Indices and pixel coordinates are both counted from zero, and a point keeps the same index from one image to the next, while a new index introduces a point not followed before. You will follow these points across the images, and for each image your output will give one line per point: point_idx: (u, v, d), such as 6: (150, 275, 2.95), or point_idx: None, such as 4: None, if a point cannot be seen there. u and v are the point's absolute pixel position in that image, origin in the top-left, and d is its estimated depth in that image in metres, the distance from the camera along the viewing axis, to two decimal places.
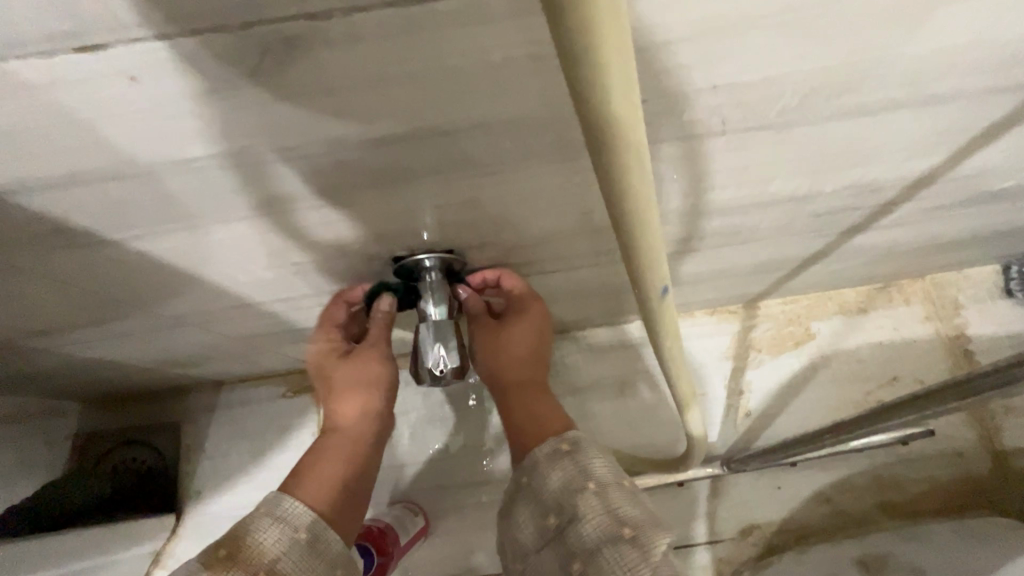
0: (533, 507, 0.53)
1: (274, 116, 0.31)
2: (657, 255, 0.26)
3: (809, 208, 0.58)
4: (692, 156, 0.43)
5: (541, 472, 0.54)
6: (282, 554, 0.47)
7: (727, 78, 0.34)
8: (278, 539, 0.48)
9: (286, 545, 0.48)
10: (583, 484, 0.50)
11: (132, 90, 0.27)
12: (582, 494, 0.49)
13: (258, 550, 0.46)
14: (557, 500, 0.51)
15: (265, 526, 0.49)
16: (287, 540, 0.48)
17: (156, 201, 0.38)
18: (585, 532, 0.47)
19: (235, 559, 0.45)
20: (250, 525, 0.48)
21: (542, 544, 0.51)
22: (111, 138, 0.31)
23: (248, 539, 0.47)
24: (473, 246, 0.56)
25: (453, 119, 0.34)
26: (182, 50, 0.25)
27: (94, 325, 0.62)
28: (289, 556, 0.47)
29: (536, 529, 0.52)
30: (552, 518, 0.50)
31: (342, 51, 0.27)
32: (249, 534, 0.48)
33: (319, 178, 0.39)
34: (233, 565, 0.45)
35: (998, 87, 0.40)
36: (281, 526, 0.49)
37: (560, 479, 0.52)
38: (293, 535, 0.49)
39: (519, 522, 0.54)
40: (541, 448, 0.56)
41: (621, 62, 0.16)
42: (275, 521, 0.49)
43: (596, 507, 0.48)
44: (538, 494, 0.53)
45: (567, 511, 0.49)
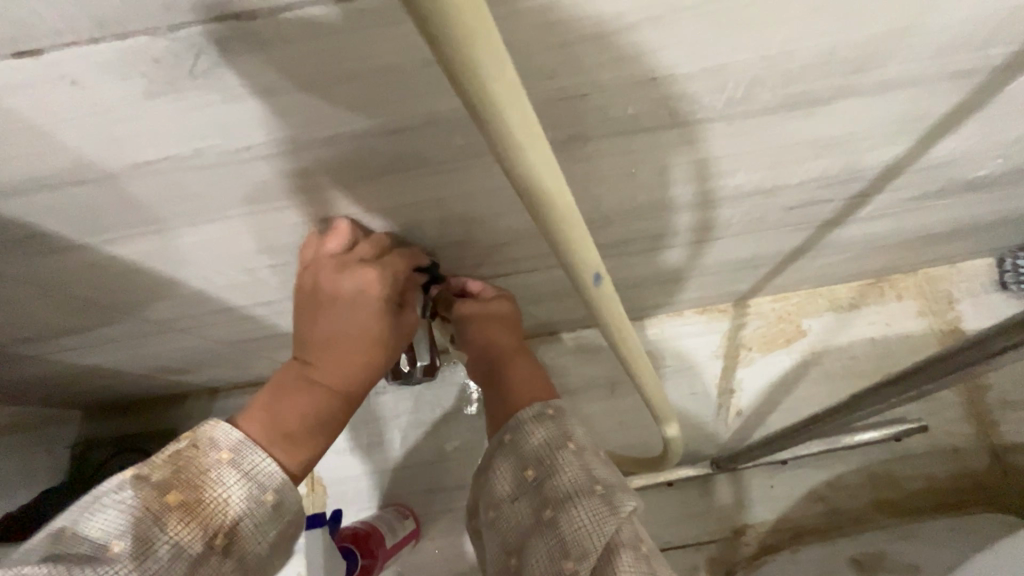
0: (511, 460, 0.53)
1: (220, 118, 0.32)
2: (583, 246, 0.27)
3: (781, 200, 0.57)
4: (649, 149, 0.44)
5: (524, 429, 0.53)
6: (243, 515, 0.44)
7: (667, 70, 0.35)
8: (241, 496, 0.44)
9: (249, 505, 0.44)
10: (563, 443, 0.51)
11: (78, 95, 0.28)
12: (563, 451, 0.50)
13: (218, 507, 0.42)
14: (537, 455, 0.51)
15: (228, 480, 0.43)
16: (250, 501, 0.44)
17: (122, 205, 0.39)
18: (562, 482, 0.48)
19: (189, 513, 0.41)
20: (211, 473, 0.43)
21: (518, 494, 0.51)
22: (64, 142, 0.32)
23: (207, 493, 0.42)
24: (444, 246, 0.57)
25: (397, 117, 0.35)
26: (116, 54, 0.26)
27: (81, 332, 0.64)
28: (251, 519, 0.44)
29: (512, 480, 0.52)
30: (530, 470, 0.51)
31: (275, 53, 0.28)
32: (208, 485, 0.43)
33: (278, 178, 0.40)
34: (189, 521, 0.41)
35: (949, 72, 0.40)
36: (248, 483, 0.44)
37: (542, 436, 0.52)
38: (257, 498, 0.45)
39: (496, 474, 0.53)
40: (525, 410, 0.55)
41: (497, 66, 0.17)
42: (241, 477, 0.44)
43: (574, 464, 0.49)
44: (518, 448, 0.53)
45: (546, 465, 0.50)
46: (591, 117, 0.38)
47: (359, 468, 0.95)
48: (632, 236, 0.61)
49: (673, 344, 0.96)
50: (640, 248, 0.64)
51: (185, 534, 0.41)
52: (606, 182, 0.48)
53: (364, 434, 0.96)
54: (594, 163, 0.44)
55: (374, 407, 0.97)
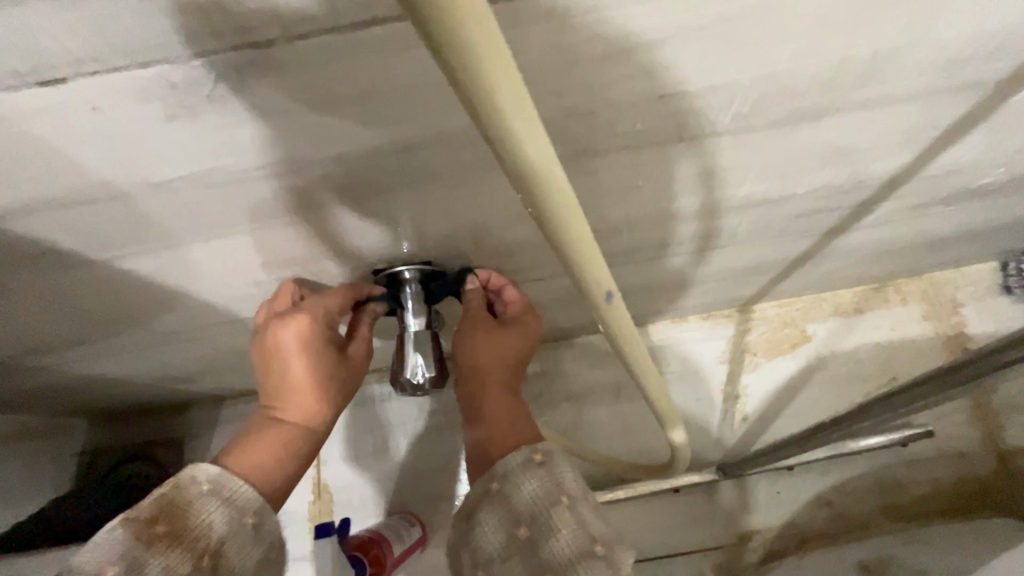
0: (501, 515, 0.52)
1: (235, 139, 0.32)
2: (594, 264, 0.28)
3: (786, 209, 0.58)
4: (656, 162, 0.44)
5: (513, 481, 0.53)
6: (228, 537, 0.45)
7: (674, 88, 0.35)
8: (224, 520, 0.46)
9: (233, 529, 0.46)
10: (556, 498, 0.51)
11: (98, 119, 0.29)
12: (556, 507, 0.50)
13: (202, 532, 0.44)
14: (531, 511, 0.51)
15: (210, 506, 0.46)
16: (234, 524, 0.46)
17: (135, 222, 0.40)
18: (558, 545, 0.48)
19: (176, 539, 0.43)
20: (194, 501, 0.45)
21: (509, 551, 0.50)
22: (82, 164, 0.32)
23: (192, 519, 0.44)
24: (452, 257, 0.57)
25: (409, 135, 0.35)
26: (136, 81, 0.27)
27: (91, 343, 0.64)
28: (235, 542, 0.46)
29: (502, 536, 0.51)
30: (523, 528, 0.50)
31: (290, 76, 0.28)
32: (192, 512, 0.45)
33: (288, 194, 0.40)
34: (175, 547, 0.42)
35: (953, 86, 0.41)
36: (229, 508, 0.46)
37: (534, 490, 0.52)
38: (240, 520, 0.47)
39: (484, 527, 0.53)
40: (513, 455, 0.55)
41: (515, 96, 0.18)
42: (223, 502, 0.46)
43: (570, 522, 0.49)
44: (509, 502, 0.52)
45: (540, 522, 0.50)
46: (598, 133, 0.38)
47: (365, 476, 0.95)
48: (637, 245, 0.61)
49: (677, 350, 0.96)
50: (645, 257, 0.65)
51: (173, 557, 0.42)
52: (614, 194, 0.48)
53: (370, 441, 0.96)
54: (600, 177, 0.45)
55: (379, 414, 0.97)
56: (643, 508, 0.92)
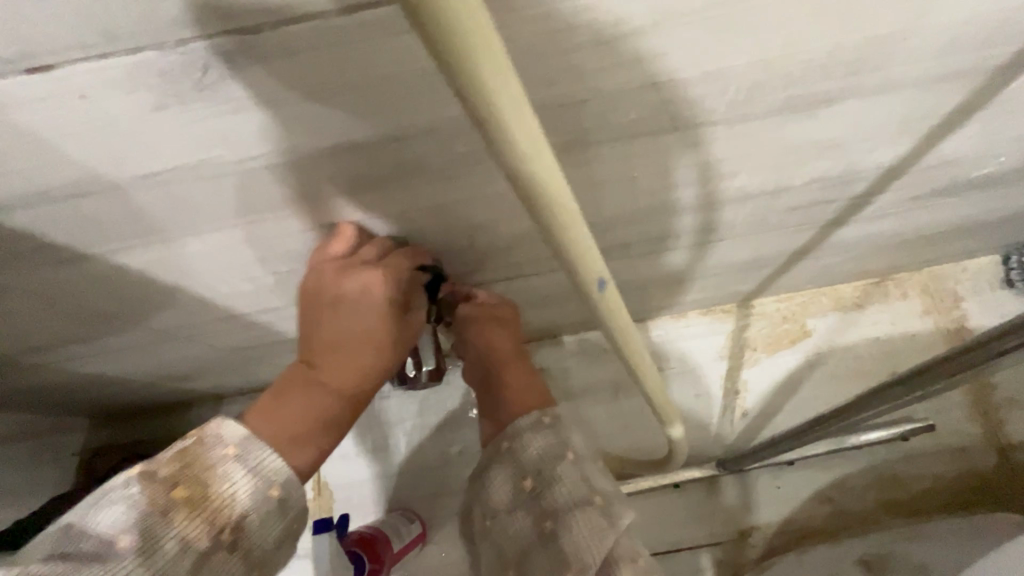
0: (509, 470, 0.54)
1: (227, 129, 0.32)
2: (586, 250, 0.28)
3: (784, 201, 0.57)
4: (651, 152, 0.44)
5: (521, 439, 0.55)
6: (250, 509, 0.43)
7: (670, 75, 0.35)
8: (248, 492, 0.43)
9: (256, 500, 0.43)
10: (560, 453, 0.53)
11: (87, 108, 0.29)
12: (561, 462, 0.52)
13: (224, 502, 0.42)
14: (536, 465, 0.52)
15: (234, 475, 0.43)
16: (258, 496, 0.43)
17: (128, 215, 0.40)
18: (560, 494, 0.50)
19: (196, 507, 0.41)
20: (217, 468, 0.42)
21: (515, 504, 0.52)
22: (73, 155, 0.32)
23: (214, 488, 0.42)
24: (449, 251, 0.57)
25: (401, 126, 0.35)
26: (126, 68, 0.27)
27: (89, 340, 0.64)
28: (258, 515, 0.43)
29: (510, 488, 0.53)
30: (528, 481, 0.52)
31: (281, 64, 0.28)
32: (214, 480, 0.42)
33: (281, 187, 0.40)
34: (194, 516, 0.40)
35: (950, 73, 0.40)
36: (255, 478, 0.44)
37: (540, 447, 0.53)
38: (265, 492, 0.44)
39: (493, 481, 0.55)
40: (521, 418, 0.57)
41: (504, 81, 0.18)
42: (248, 472, 0.44)
43: (572, 475, 0.51)
44: (516, 458, 0.54)
45: (545, 475, 0.52)
46: (592, 122, 0.38)
47: (365, 473, 0.95)
48: (634, 239, 0.61)
49: (676, 346, 0.96)
50: (643, 250, 0.64)
51: (191, 529, 0.40)
52: (610, 186, 0.48)
53: (369, 439, 0.96)
54: (596, 168, 0.45)
55: (379, 412, 0.97)
56: (644, 504, 0.92)
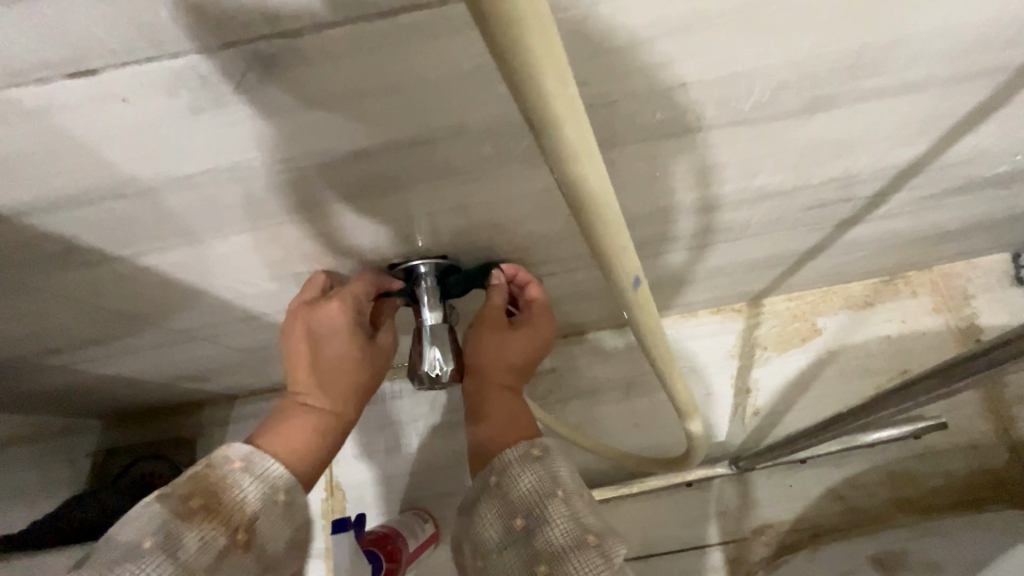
0: (499, 507, 0.53)
1: (260, 132, 0.33)
2: (624, 248, 0.28)
3: (800, 201, 0.58)
4: (674, 152, 0.44)
5: (511, 474, 0.54)
6: (261, 513, 0.46)
7: (696, 77, 0.35)
8: (257, 496, 0.47)
9: (265, 504, 0.47)
10: (551, 490, 0.51)
11: (125, 112, 0.29)
12: (552, 499, 0.50)
13: (237, 506, 0.45)
14: (527, 503, 0.51)
15: (244, 482, 0.47)
16: (266, 501, 0.47)
17: (157, 217, 0.40)
18: (553, 536, 0.48)
19: (212, 512, 0.44)
20: (228, 478, 0.47)
21: (505, 543, 0.51)
22: (109, 159, 0.33)
23: (227, 494, 0.46)
24: (467, 251, 0.57)
25: (432, 128, 0.35)
26: (168, 73, 0.27)
27: (107, 341, 0.64)
28: (267, 517, 0.47)
29: (500, 528, 0.52)
30: (519, 519, 0.51)
31: (318, 68, 0.29)
32: (226, 488, 0.46)
33: (309, 189, 0.40)
34: (211, 519, 0.43)
35: (972, 72, 0.41)
36: (262, 484, 0.48)
37: (529, 483, 0.52)
38: (272, 497, 0.48)
39: (483, 520, 0.53)
40: (510, 450, 0.55)
41: (559, 78, 0.18)
42: (256, 479, 0.48)
43: (564, 514, 0.50)
44: (506, 495, 0.53)
45: (536, 514, 0.50)
46: (617, 123, 0.38)
47: (377, 473, 0.96)
48: (650, 239, 0.61)
49: (687, 345, 0.96)
50: (657, 250, 0.65)
51: (210, 530, 0.43)
52: (630, 186, 0.48)
53: (382, 439, 0.96)
54: (618, 168, 0.45)
55: (391, 412, 0.97)
56: (656, 503, 0.92)
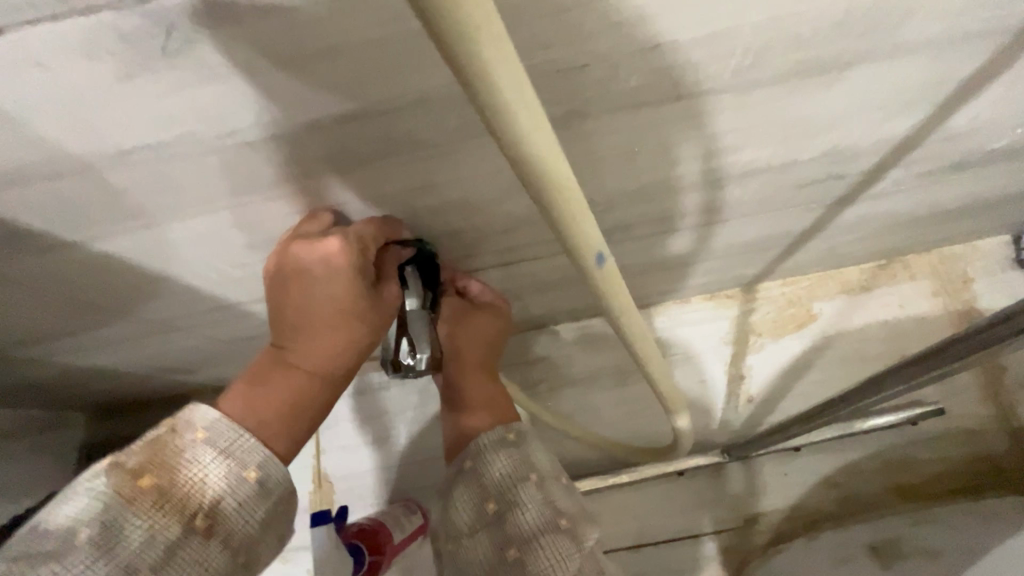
0: (472, 491, 0.51)
1: (198, 102, 0.30)
2: (584, 220, 0.26)
3: (791, 178, 0.55)
4: (654, 124, 0.42)
5: (486, 458, 0.52)
6: (223, 495, 0.41)
7: (671, 37, 0.33)
8: (220, 476, 0.41)
9: (230, 484, 0.41)
10: (525, 474, 0.50)
11: (46, 78, 0.27)
12: (524, 484, 0.49)
13: (193, 488, 0.40)
14: (499, 486, 0.50)
15: (203, 460, 0.41)
16: (230, 480, 0.41)
17: (105, 198, 0.38)
18: (524, 519, 0.47)
19: (162, 496, 0.39)
20: (186, 453, 0.41)
21: (476, 527, 0.49)
22: (39, 133, 0.31)
23: (181, 475, 0.40)
24: (444, 234, 0.55)
25: (389, 96, 0.33)
26: (84, 32, 0.25)
27: (77, 332, 0.63)
28: (232, 498, 0.41)
29: (471, 513, 0.50)
30: (491, 503, 0.49)
31: (252, 26, 0.26)
32: (180, 465, 0.40)
33: (264, 167, 0.38)
34: (162, 504, 0.39)
35: (969, 33, 0.38)
36: (225, 462, 0.41)
37: (503, 467, 0.51)
38: (238, 475, 0.42)
39: (457, 505, 0.52)
40: (486, 434, 0.54)
41: (486, 23, 0.16)
42: (218, 456, 0.41)
43: (536, 498, 0.48)
44: (479, 479, 0.51)
45: (508, 498, 0.48)
46: (591, 89, 0.36)
47: (366, 465, 0.94)
48: (636, 220, 0.59)
49: (680, 332, 0.94)
50: (644, 232, 0.62)
51: (157, 518, 0.38)
52: (610, 162, 0.46)
53: (370, 430, 0.95)
54: (596, 141, 0.42)
55: (378, 403, 0.95)
56: (648, 492, 0.91)
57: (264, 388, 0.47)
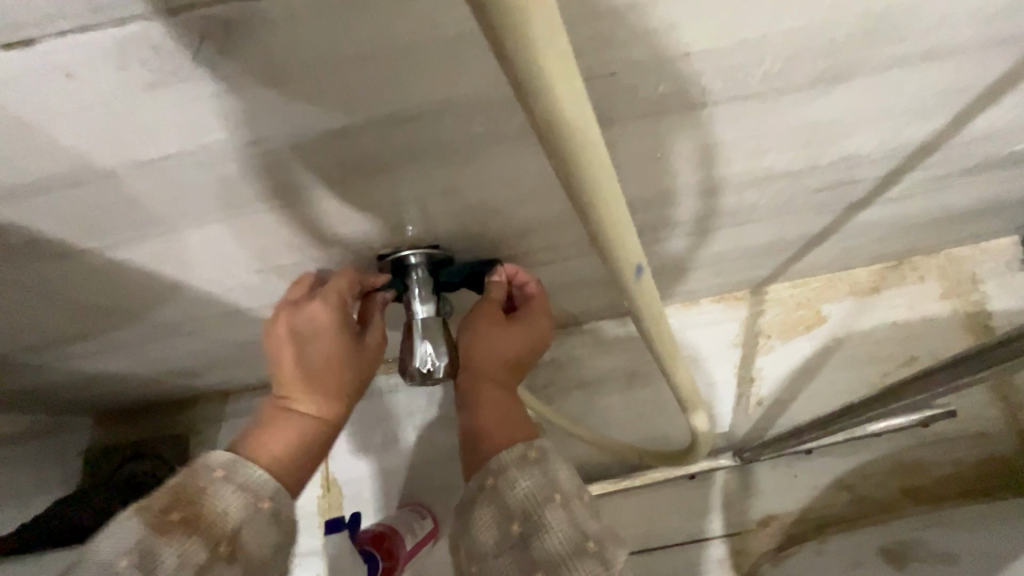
0: (494, 511, 0.50)
1: (224, 110, 0.30)
2: (626, 229, 0.25)
3: (807, 182, 0.55)
4: (678, 130, 0.41)
5: (509, 477, 0.51)
6: (245, 522, 0.43)
7: (700, 46, 0.32)
8: (241, 506, 0.44)
9: (250, 512, 0.44)
10: (550, 495, 0.49)
11: (73, 87, 0.26)
12: (550, 505, 0.48)
13: (218, 516, 0.42)
14: (524, 507, 0.49)
15: (225, 491, 0.44)
16: (249, 508, 0.44)
17: (124, 206, 0.37)
18: (551, 543, 0.46)
19: (191, 525, 0.41)
20: (208, 487, 0.43)
21: (501, 549, 0.49)
22: (62, 142, 0.30)
23: (207, 505, 0.42)
24: (460, 239, 0.54)
25: (417, 103, 0.32)
26: (112, 42, 0.24)
27: (87, 338, 0.62)
28: (253, 525, 0.44)
29: (495, 533, 0.49)
30: (516, 525, 0.48)
31: (287, 33, 0.26)
32: (206, 497, 0.43)
33: (286, 174, 0.38)
34: (192, 532, 0.40)
35: (997, 39, 0.38)
36: (245, 492, 0.44)
37: (527, 487, 0.50)
38: (256, 504, 0.45)
39: (477, 523, 0.51)
40: (507, 451, 0.53)
41: (549, 23, 0.16)
42: (237, 488, 0.44)
43: (563, 520, 0.48)
44: (502, 499, 0.50)
45: (533, 520, 0.48)
46: (616, 96, 0.36)
47: (375, 469, 0.94)
48: (650, 224, 0.58)
49: (690, 334, 0.94)
50: (659, 236, 0.62)
51: (188, 544, 0.40)
52: (631, 168, 0.46)
53: (378, 435, 0.94)
54: (618, 147, 0.42)
55: (387, 407, 0.95)
56: (657, 496, 0.90)
57: (282, 432, 0.52)
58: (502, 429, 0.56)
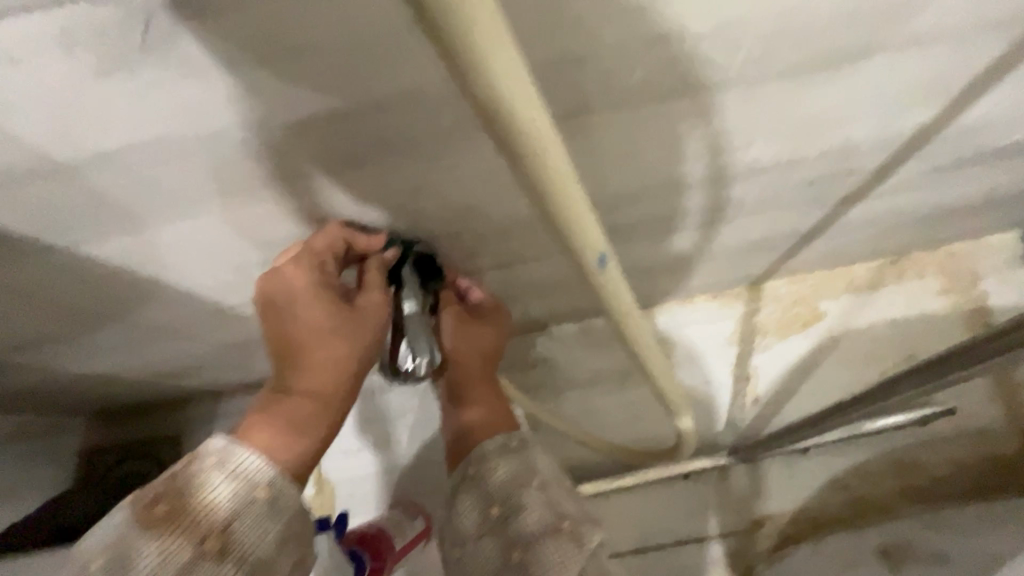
0: (475, 497, 0.50)
1: (179, 98, 0.29)
2: (586, 219, 0.24)
3: (798, 174, 0.54)
4: (658, 120, 0.40)
5: (488, 464, 0.50)
6: (236, 515, 0.40)
7: (677, 28, 0.31)
8: (232, 496, 0.41)
9: (240, 504, 0.41)
10: (528, 479, 0.49)
11: (18, 74, 0.26)
12: (527, 488, 0.48)
13: (205, 509, 0.40)
14: (502, 491, 0.48)
15: (213, 482, 0.41)
16: (240, 500, 0.41)
17: (91, 200, 0.37)
18: (527, 522, 0.46)
19: (176, 520, 0.39)
20: (199, 478, 0.41)
21: (482, 532, 0.48)
22: (16, 132, 0.29)
23: (194, 497, 0.40)
24: (442, 235, 0.53)
25: (381, 93, 0.31)
26: (55, 25, 0.24)
27: (68, 337, 0.61)
28: (245, 518, 0.41)
29: (475, 518, 0.49)
30: (495, 507, 0.48)
31: (235, 17, 0.25)
32: (193, 489, 0.41)
33: (255, 167, 0.37)
34: (176, 528, 0.39)
35: (985, 22, 0.37)
36: (236, 482, 0.42)
37: (505, 472, 0.49)
38: (249, 495, 0.42)
39: (460, 510, 0.50)
40: (489, 440, 0.52)
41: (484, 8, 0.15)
42: (227, 477, 0.42)
43: (539, 501, 0.47)
44: (481, 485, 0.50)
45: (511, 501, 0.47)
46: (591, 84, 0.34)
47: (368, 469, 0.93)
48: (638, 220, 0.57)
49: (684, 332, 0.92)
50: (647, 231, 0.61)
51: (170, 542, 0.38)
52: (614, 160, 0.45)
53: (370, 434, 0.93)
54: (599, 137, 0.41)
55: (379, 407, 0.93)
56: (652, 496, 0.89)
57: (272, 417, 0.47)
58: (483, 423, 0.55)
